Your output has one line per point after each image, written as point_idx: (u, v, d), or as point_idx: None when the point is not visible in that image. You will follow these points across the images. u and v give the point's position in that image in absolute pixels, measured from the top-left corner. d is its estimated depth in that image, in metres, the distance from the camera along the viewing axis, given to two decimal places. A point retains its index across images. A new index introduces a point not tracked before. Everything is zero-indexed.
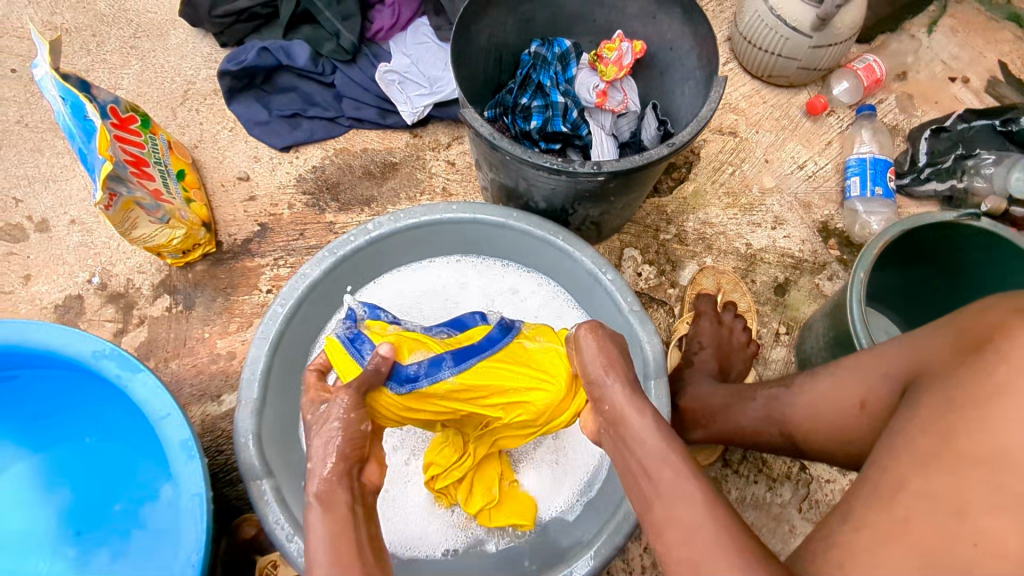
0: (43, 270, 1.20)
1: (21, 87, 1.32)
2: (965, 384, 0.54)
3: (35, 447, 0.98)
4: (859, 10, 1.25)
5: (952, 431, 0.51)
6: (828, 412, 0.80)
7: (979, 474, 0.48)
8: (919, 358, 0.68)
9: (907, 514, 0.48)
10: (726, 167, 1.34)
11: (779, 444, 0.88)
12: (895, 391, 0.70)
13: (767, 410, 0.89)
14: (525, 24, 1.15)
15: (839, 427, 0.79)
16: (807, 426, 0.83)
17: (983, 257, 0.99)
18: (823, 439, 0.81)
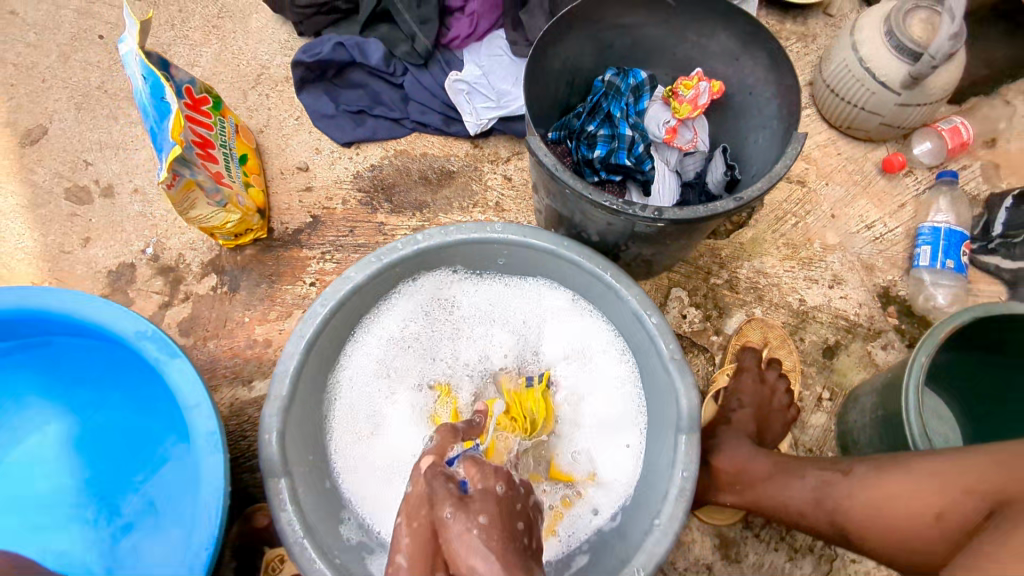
0: (102, 235, 1.23)
1: (106, 53, 1.36)
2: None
3: (73, 409, 1.00)
4: (957, 71, 1.19)
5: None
6: (897, 511, 0.77)
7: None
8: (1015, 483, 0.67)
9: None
10: (790, 218, 1.29)
11: (826, 531, 0.85)
12: (979, 510, 0.70)
13: (818, 495, 0.85)
14: (602, 50, 1.11)
15: (902, 526, 0.76)
16: (865, 519, 0.80)
17: None
18: (877, 539, 0.79)
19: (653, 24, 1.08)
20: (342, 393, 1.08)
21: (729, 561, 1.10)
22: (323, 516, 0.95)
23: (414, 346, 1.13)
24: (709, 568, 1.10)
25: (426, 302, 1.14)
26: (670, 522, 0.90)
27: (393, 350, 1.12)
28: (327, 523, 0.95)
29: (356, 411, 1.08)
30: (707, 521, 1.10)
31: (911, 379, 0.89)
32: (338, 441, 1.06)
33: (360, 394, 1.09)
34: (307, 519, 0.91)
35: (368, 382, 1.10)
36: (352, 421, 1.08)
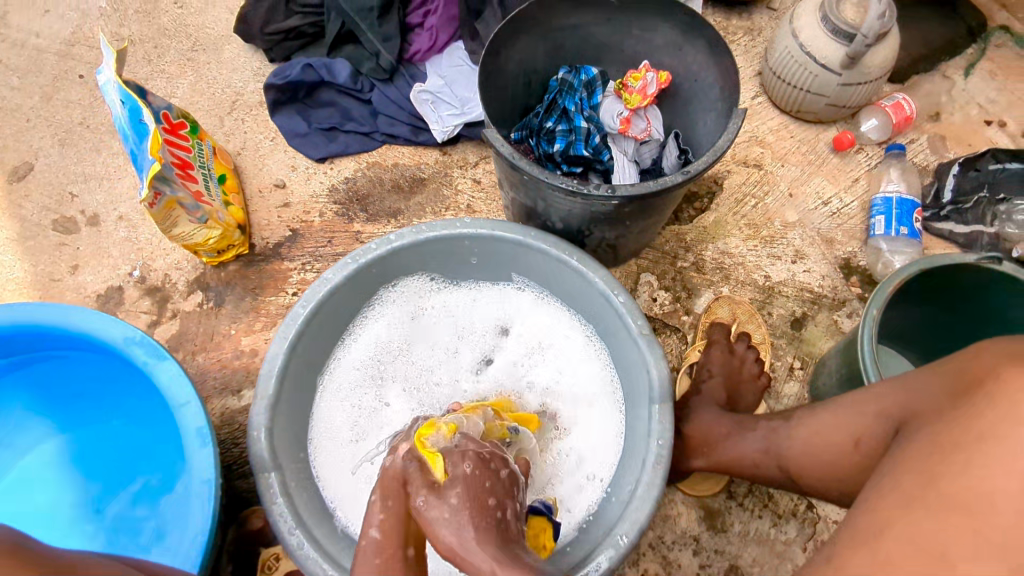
0: (90, 261, 1.28)
1: (87, 91, 1.42)
2: (959, 431, 0.57)
3: (67, 426, 1.04)
4: (891, 49, 1.26)
5: (934, 476, 0.55)
6: (823, 447, 0.83)
7: (963, 522, 0.51)
8: (909, 399, 0.72)
9: (886, 556, 0.52)
10: (749, 200, 1.35)
11: (777, 478, 0.92)
12: (884, 433, 0.74)
13: (767, 444, 0.92)
14: (554, 50, 1.17)
15: (830, 460, 0.82)
16: (803, 458, 0.86)
17: (987, 290, 0.98)
18: (815, 476, 0.85)
19: (599, 23, 1.14)
20: (325, 398, 1.11)
21: (715, 532, 1.11)
22: (314, 511, 0.97)
23: (390, 353, 1.18)
24: (696, 539, 1.11)
25: (407, 309, 1.20)
26: (649, 486, 0.92)
27: (373, 355, 1.17)
28: (318, 519, 0.96)
29: (340, 415, 1.11)
30: (691, 492, 1.12)
31: (865, 332, 0.94)
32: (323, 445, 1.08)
33: (342, 399, 1.12)
34: (297, 512, 0.93)
35: (350, 389, 1.14)
36: (336, 425, 1.10)
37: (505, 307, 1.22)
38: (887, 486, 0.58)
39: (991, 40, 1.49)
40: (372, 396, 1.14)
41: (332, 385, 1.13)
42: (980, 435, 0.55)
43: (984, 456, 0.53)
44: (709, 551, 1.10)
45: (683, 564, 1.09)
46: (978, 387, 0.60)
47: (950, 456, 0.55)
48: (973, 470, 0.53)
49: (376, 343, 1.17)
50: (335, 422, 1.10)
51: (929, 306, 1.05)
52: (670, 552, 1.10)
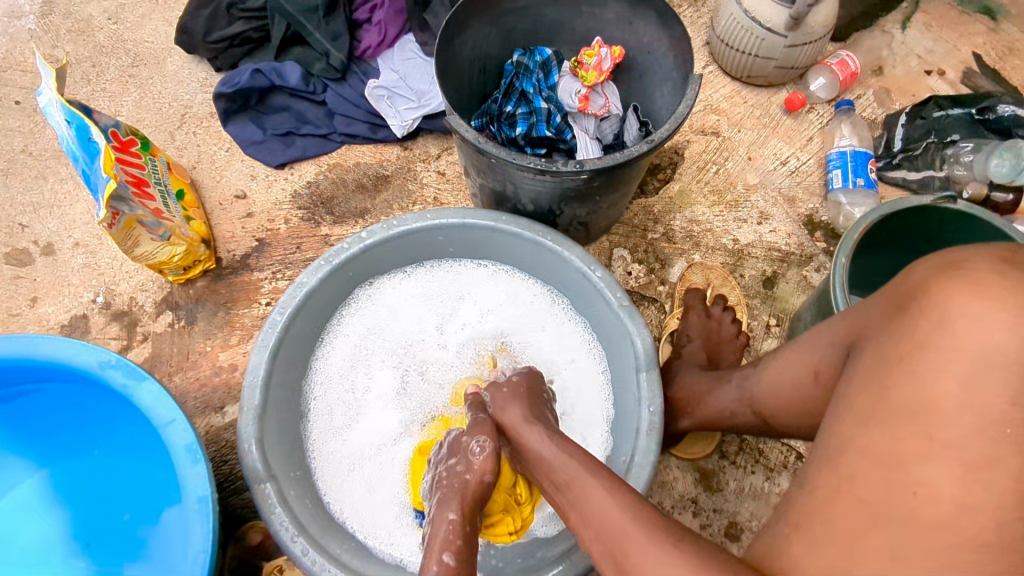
0: (50, 292, 1.23)
1: (26, 117, 1.37)
2: (896, 341, 0.58)
3: (45, 460, 1.00)
4: (832, 7, 1.30)
5: (880, 387, 0.55)
6: (787, 384, 0.85)
7: (912, 430, 0.51)
8: (853, 318, 0.73)
9: (850, 473, 0.53)
10: (711, 166, 1.37)
11: (754, 423, 0.93)
12: (836, 357, 0.75)
13: (739, 392, 0.94)
14: (506, 34, 1.17)
15: (796, 395, 0.84)
16: (772, 398, 0.87)
17: (946, 230, 1.01)
18: (788, 414, 0.86)
19: (548, 3, 1.15)
20: (312, 400, 1.09)
21: (712, 492, 1.14)
22: (315, 517, 0.96)
23: (374, 345, 1.15)
24: (695, 501, 1.13)
25: (386, 300, 1.17)
26: (645, 454, 0.93)
27: (356, 351, 1.14)
28: (320, 524, 0.95)
29: (328, 415, 1.09)
30: (684, 456, 1.14)
31: (835, 279, 0.97)
32: (314, 448, 1.06)
33: (330, 399, 1.10)
34: (298, 520, 0.91)
35: (336, 387, 1.11)
36: (324, 426, 1.08)
37: (487, 288, 1.19)
38: (838, 407, 0.59)
39: None
40: (359, 391, 1.11)
41: (318, 385, 1.11)
42: (922, 338, 0.55)
43: (931, 357, 0.53)
44: (708, 510, 1.12)
45: (684, 527, 1.11)
46: (910, 295, 0.60)
47: (892, 364, 0.56)
48: (915, 375, 0.53)
49: (358, 338, 1.15)
50: (322, 423, 1.08)
51: (891, 252, 1.10)
52: (671, 517, 1.11)
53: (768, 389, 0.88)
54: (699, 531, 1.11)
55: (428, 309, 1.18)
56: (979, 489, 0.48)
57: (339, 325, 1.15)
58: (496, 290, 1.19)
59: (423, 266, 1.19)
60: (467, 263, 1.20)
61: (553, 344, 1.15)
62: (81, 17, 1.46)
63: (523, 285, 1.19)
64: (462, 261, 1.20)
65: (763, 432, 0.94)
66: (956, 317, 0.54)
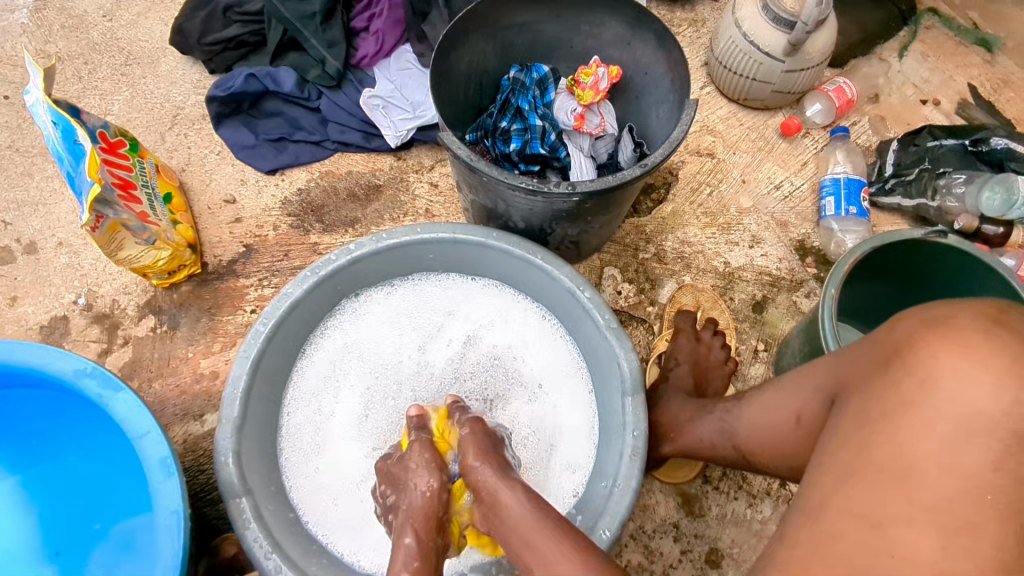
0: (30, 292, 1.21)
1: (14, 113, 1.35)
2: (885, 402, 0.60)
3: (17, 466, 0.98)
4: (830, 36, 1.30)
5: (866, 445, 0.58)
6: (767, 425, 0.85)
7: (896, 491, 0.54)
8: (842, 368, 0.74)
9: (833, 531, 0.56)
10: (705, 188, 1.37)
11: (731, 457, 0.93)
12: (823, 405, 0.76)
13: (721, 425, 0.93)
14: (504, 49, 1.17)
15: (774, 437, 0.84)
16: (752, 438, 0.88)
17: (938, 265, 1.01)
18: (765, 453, 0.86)
19: (546, 20, 1.14)
20: (291, 413, 1.08)
21: (694, 517, 1.13)
22: (290, 533, 0.94)
23: (355, 357, 1.14)
24: (676, 526, 1.12)
25: (371, 313, 1.16)
26: (627, 480, 0.92)
27: (336, 363, 1.13)
28: (295, 540, 0.94)
29: (305, 428, 1.08)
30: (668, 480, 1.13)
31: (825, 310, 0.96)
32: (290, 462, 1.04)
33: (309, 411, 1.09)
34: (273, 536, 0.90)
35: (315, 399, 1.10)
36: (302, 439, 1.07)
37: (474, 304, 1.18)
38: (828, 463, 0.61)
39: (921, 22, 1.55)
40: (337, 406, 1.10)
41: (297, 397, 1.09)
42: (911, 403, 0.58)
43: (914, 423, 0.56)
44: (688, 536, 1.12)
45: (664, 552, 1.10)
46: (897, 353, 0.64)
47: (877, 423, 0.59)
48: (897, 437, 0.57)
49: (340, 351, 1.13)
50: (300, 435, 1.07)
51: (879, 283, 1.10)
52: (651, 541, 1.10)
53: (749, 430, 0.88)
54: (679, 556, 1.10)
55: (412, 322, 1.17)
56: (959, 553, 0.51)
57: (322, 336, 1.13)
58: (482, 307, 1.18)
59: (410, 280, 1.18)
60: (453, 277, 1.19)
61: (538, 364, 1.14)
62: (74, 13, 1.44)
63: (510, 302, 1.18)
64: (449, 275, 1.19)
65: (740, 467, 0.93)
66: (941, 380, 0.57)
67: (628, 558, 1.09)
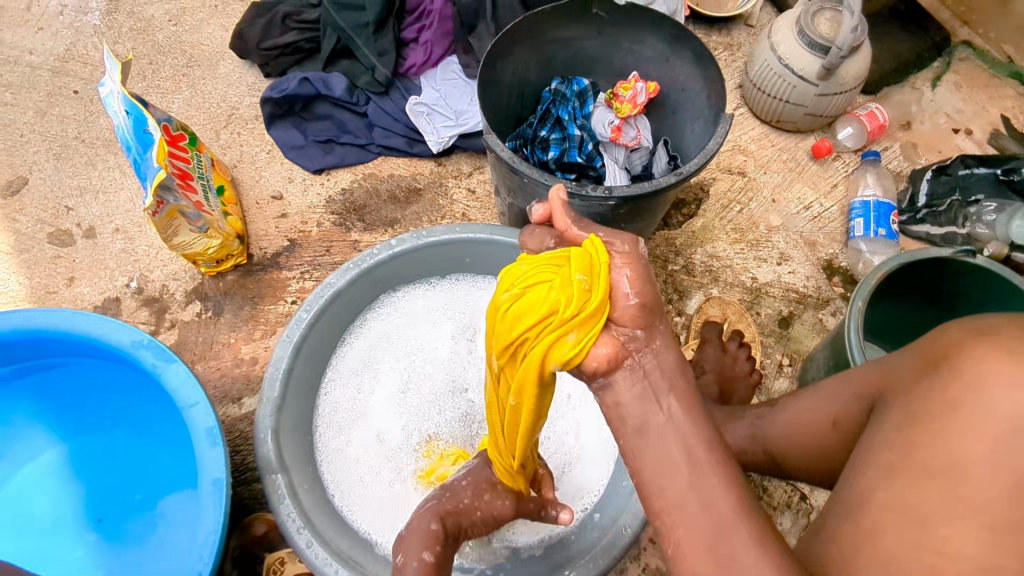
0: (87, 274, 1.28)
1: (82, 106, 1.44)
2: (930, 403, 0.59)
3: (67, 434, 1.03)
4: (864, 62, 1.33)
5: (913, 444, 0.56)
6: (806, 425, 0.87)
7: (943, 488, 0.52)
8: (882, 371, 0.74)
9: (873, 527, 0.54)
10: (735, 205, 1.40)
11: (763, 462, 0.94)
12: (858, 409, 0.77)
13: (751, 430, 0.94)
14: (547, 62, 1.22)
15: (812, 441, 0.85)
16: (787, 443, 0.89)
17: (965, 284, 1.03)
18: (801, 456, 0.87)
19: (588, 36, 1.19)
20: (328, 398, 1.12)
21: None
22: (322, 511, 0.98)
23: (393, 347, 1.18)
24: None
25: (408, 308, 1.21)
26: None
27: (374, 353, 1.17)
28: (327, 518, 0.97)
29: (342, 413, 1.11)
30: None
31: (851, 323, 0.98)
32: (326, 445, 1.08)
33: (345, 396, 1.13)
34: (306, 513, 0.93)
35: (353, 387, 1.14)
36: (337, 422, 1.11)
37: None
38: (870, 461, 0.59)
39: (955, 54, 1.58)
40: (373, 394, 1.14)
41: (334, 383, 1.14)
42: (954, 404, 0.56)
43: (959, 423, 0.54)
44: None
45: None
46: (943, 359, 0.62)
47: (922, 425, 0.57)
48: (942, 436, 0.55)
49: (377, 342, 1.18)
50: (335, 421, 1.11)
51: (906, 301, 1.11)
52: None
53: (784, 433, 0.90)
54: None
55: (448, 317, 1.21)
56: (1005, 553, 0.48)
57: (361, 327, 1.18)
58: None
59: (447, 279, 1.23)
60: (490, 278, 1.23)
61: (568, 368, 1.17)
62: (143, 17, 1.54)
63: None
64: (485, 276, 1.23)
65: (771, 471, 0.95)
66: (988, 381, 0.55)
67: (646, 561, 1.10)
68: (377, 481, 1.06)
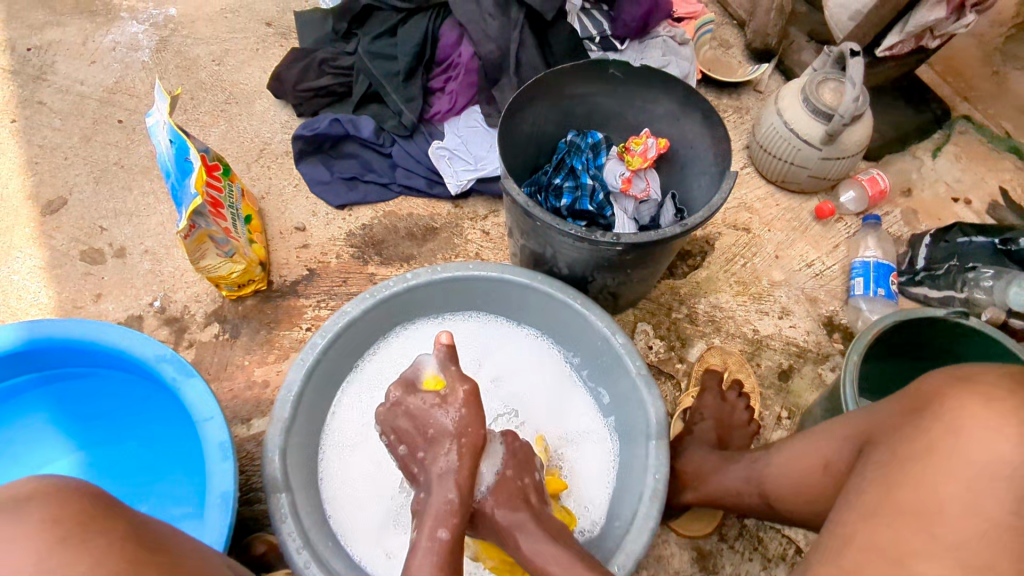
0: (113, 291, 1.34)
1: (124, 135, 1.53)
2: (913, 444, 0.62)
3: (83, 444, 1.06)
4: (866, 130, 1.40)
5: (893, 485, 0.59)
6: (797, 471, 0.88)
7: (920, 526, 0.55)
8: (870, 419, 0.77)
9: (856, 567, 0.55)
10: (739, 259, 1.45)
11: (758, 505, 0.96)
12: (850, 451, 0.79)
13: (748, 472, 0.97)
14: (565, 115, 1.29)
15: (804, 486, 0.87)
16: (780, 485, 0.91)
17: (958, 344, 1.07)
18: (794, 501, 0.89)
19: (604, 94, 1.27)
20: (339, 423, 1.16)
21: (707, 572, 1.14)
22: (322, 532, 0.99)
23: (398, 379, 1.21)
24: None
25: (422, 341, 1.25)
26: (645, 519, 0.96)
27: (386, 383, 1.21)
28: (327, 542, 0.99)
29: (350, 438, 1.15)
30: (684, 533, 1.15)
31: (847, 375, 1.01)
32: (332, 468, 1.11)
33: (352, 425, 1.16)
34: (306, 533, 0.95)
35: (363, 414, 1.17)
36: (346, 446, 1.14)
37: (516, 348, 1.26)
38: (855, 498, 0.61)
39: (955, 127, 1.65)
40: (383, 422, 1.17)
41: (344, 409, 1.17)
42: (934, 447, 0.59)
43: (936, 467, 0.57)
44: None
45: None
46: (924, 405, 0.65)
47: (904, 465, 0.60)
48: (921, 479, 0.57)
49: (388, 372, 1.21)
50: (344, 446, 1.14)
51: (902, 361, 1.13)
52: None
53: (778, 475, 0.91)
54: None
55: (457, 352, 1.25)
56: None
57: (375, 357, 1.22)
58: (524, 350, 1.26)
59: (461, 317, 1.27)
60: (501, 317, 1.28)
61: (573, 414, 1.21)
62: (188, 56, 1.64)
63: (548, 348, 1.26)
64: (496, 315, 1.28)
65: (765, 515, 0.96)
66: (966, 429, 0.58)
67: None
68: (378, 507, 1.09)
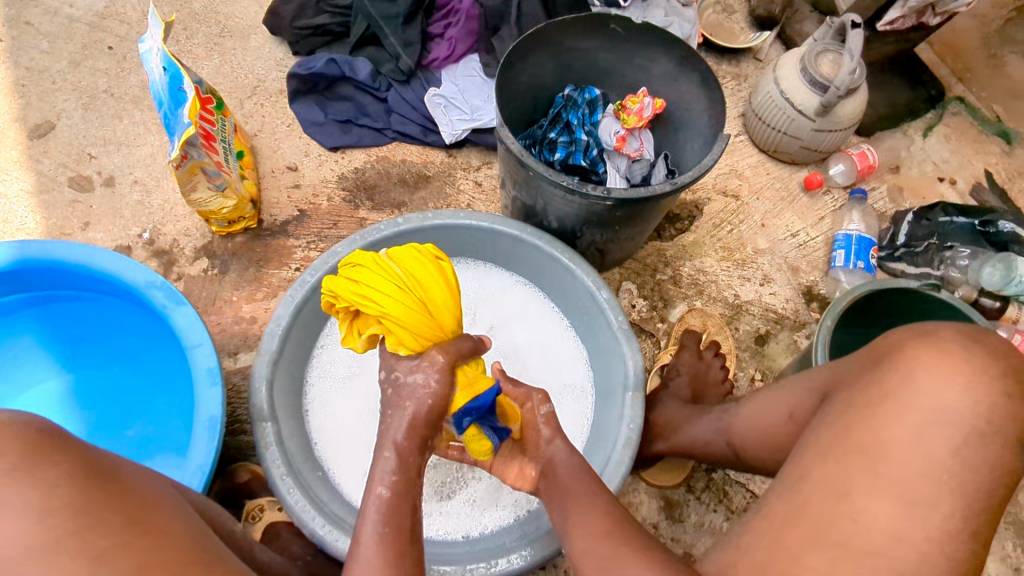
0: (102, 220, 1.34)
1: (115, 62, 1.50)
2: (866, 390, 0.66)
3: (70, 367, 1.07)
4: (861, 104, 1.41)
5: (846, 426, 0.63)
6: (760, 422, 0.92)
7: (864, 464, 0.59)
8: (833, 371, 0.81)
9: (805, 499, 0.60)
10: (725, 225, 1.47)
11: (725, 454, 1.00)
12: (811, 397, 0.83)
13: (717, 424, 1.01)
14: (564, 69, 1.29)
15: (768, 435, 0.91)
16: (745, 435, 0.95)
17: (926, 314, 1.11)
18: (757, 449, 0.93)
19: (604, 50, 1.27)
20: (323, 360, 1.17)
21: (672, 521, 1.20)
22: (304, 463, 1.02)
23: None
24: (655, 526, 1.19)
25: None
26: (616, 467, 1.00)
27: None
28: (310, 472, 1.02)
29: (334, 376, 1.17)
30: (652, 483, 1.20)
31: (819, 337, 1.04)
32: (314, 403, 1.14)
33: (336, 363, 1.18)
34: (289, 462, 0.98)
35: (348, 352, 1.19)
36: (330, 384, 1.16)
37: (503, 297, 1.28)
38: (812, 440, 0.66)
39: (948, 108, 1.66)
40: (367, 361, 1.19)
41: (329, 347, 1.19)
42: (887, 392, 0.63)
43: (885, 411, 0.62)
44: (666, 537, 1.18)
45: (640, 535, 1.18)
46: (884, 355, 0.69)
47: (858, 408, 0.64)
48: (872, 421, 0.62)
49: None
50: (329, 383, 1.16)
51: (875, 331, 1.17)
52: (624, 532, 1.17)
53: (743, 424, 0.95)
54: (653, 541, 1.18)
55: None
56: (910, 522, 0.56)
57: None
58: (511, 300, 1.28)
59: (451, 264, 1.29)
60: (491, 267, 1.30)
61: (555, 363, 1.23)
62: None
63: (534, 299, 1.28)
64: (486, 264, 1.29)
65: (731, 464, 1.01)
66: (920, 377, 0.63)
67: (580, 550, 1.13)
68: (360, 441, 1.12)
